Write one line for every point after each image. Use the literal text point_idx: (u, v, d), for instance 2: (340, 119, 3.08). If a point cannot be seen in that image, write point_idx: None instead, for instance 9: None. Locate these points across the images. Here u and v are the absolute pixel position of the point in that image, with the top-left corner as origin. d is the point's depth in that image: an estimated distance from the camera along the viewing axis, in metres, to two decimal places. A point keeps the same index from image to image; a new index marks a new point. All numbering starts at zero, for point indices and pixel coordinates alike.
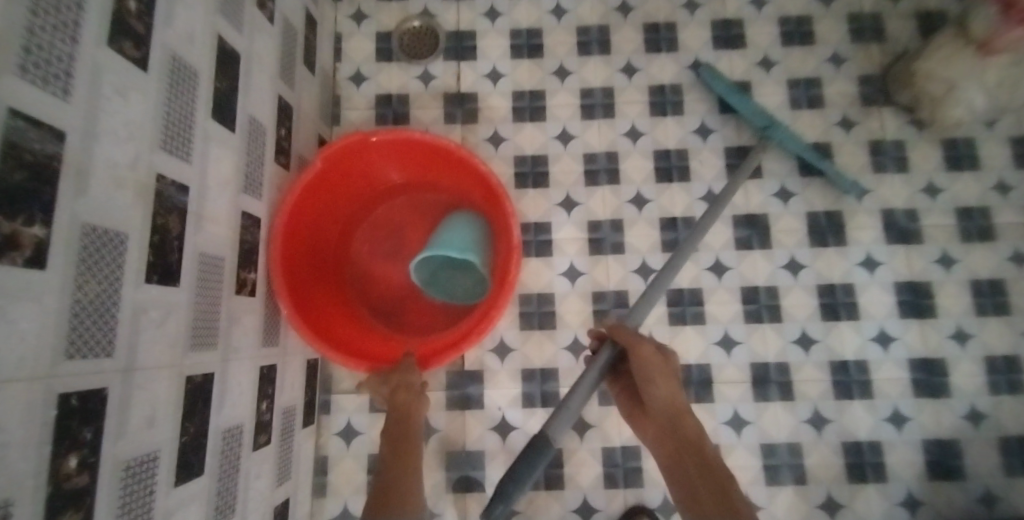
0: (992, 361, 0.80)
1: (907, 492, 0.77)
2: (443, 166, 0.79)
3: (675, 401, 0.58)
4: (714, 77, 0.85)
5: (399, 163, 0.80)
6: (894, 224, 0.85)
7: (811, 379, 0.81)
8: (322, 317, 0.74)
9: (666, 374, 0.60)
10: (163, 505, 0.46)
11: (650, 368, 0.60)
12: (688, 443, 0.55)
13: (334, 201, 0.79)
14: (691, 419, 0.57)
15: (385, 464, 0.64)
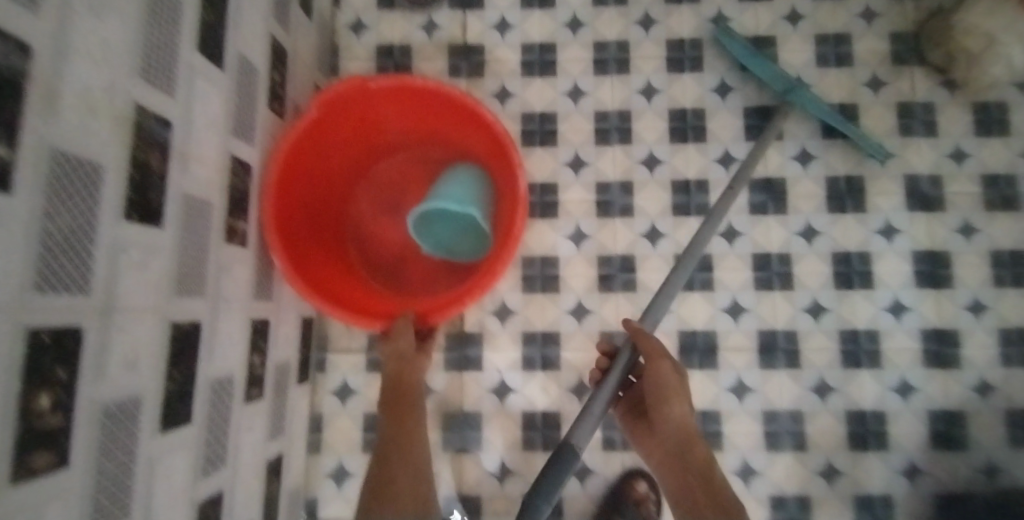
0: (1006, 333, 0.78)
1: (909, 461, 0.76)
2: (445, 117, 0.76)
3: (687, 425, 0.61)
4: (729, 38, 0.80)
5: (397, 114, 0.76)
6: (915, 191, 0.82)
7: (819, 347, 0.78)
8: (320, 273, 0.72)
9: (681, 394, 0.63)
10: (149, 451, 0.45)
11: (667, 387, 0.63)
12: (700, 472, 0.59)
13: (331, 153, 0.75)
14: (701, 446, 0.61)
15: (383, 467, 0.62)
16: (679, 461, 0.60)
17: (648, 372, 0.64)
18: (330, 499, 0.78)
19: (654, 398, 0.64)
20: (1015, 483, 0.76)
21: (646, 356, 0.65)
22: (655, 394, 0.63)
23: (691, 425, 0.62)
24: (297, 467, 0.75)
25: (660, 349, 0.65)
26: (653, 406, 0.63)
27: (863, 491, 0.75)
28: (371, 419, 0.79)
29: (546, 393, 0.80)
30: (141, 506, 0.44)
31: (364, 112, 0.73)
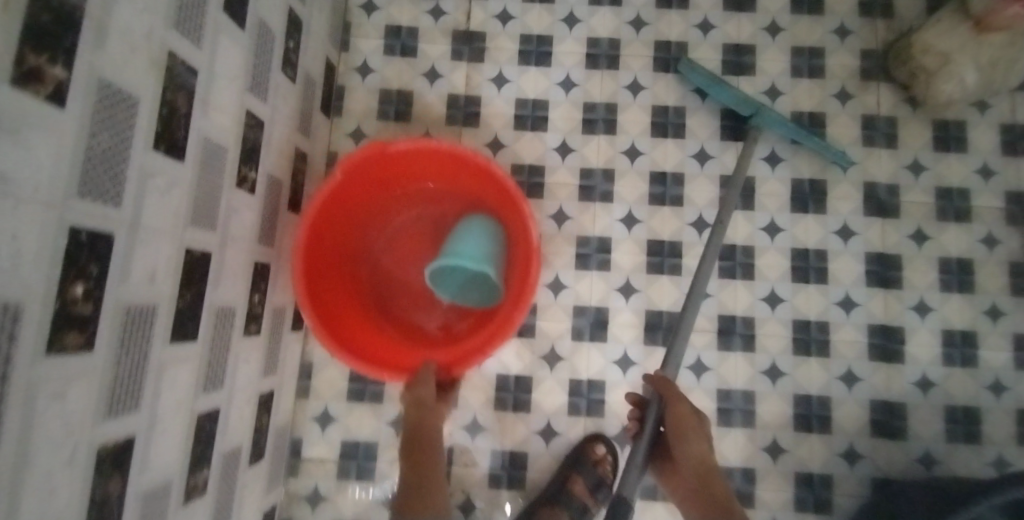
0: (949, 334, 0.84)
1: (849, 445, 0.82)
2: (461, 170, 0.82)
3: (704, 460, 0.70)
4: (693, 70, 0.84)
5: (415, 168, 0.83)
6: (874, 197, 0.88)
7: (773, 334, 0.85)
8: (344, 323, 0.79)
9: (699, 435, 0.71)
10: (159, 357, 0.51)
11: (686, 428, 0.71)
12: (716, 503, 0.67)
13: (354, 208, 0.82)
14: (715, 479, 0.69)
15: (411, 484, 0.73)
16: (701, 497, 0.68)
17: (669, 414, 0.72)
18: (313, 442, 0.83)
19: (675, 438, 0.71)
20: (947, 472, 0.82)
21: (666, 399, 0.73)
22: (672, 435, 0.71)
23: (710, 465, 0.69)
24: (286, 409, 0.81)
25: (679, 394, 0.72)
26: (673, 444, 0.71)
27: (804, 469, 0.81)
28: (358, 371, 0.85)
29: (520, 359, 0.86)
30: (149, 404, 0.50)
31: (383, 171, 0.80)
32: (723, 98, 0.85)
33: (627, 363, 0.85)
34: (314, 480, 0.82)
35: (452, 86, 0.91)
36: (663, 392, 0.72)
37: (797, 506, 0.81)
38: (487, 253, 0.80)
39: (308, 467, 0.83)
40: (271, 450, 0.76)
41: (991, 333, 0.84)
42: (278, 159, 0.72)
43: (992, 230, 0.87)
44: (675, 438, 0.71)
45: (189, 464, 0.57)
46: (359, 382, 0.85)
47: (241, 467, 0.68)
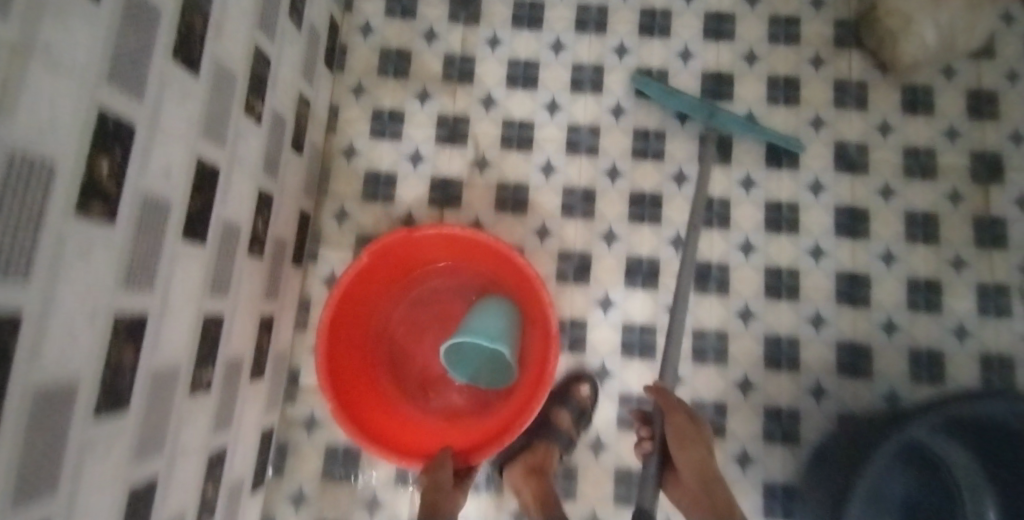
0: (913, 282, 0.89)
1: (816, 382, 0.87)
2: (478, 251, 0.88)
3: (705, 466, 0.72)
4: (647, 84, 0.89)
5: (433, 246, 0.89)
6: (844, 154, 0.93)
7: (746, 279, 0.90)
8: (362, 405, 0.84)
9: (699, 437, 0.74)
10: (171, 252, 0.55)
11: (685, 435, 0.74)
12: (720, 505, 0.69)
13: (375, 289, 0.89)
14: (719, 484, 0.71)
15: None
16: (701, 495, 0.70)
17: (666, 424, 0.75)
18: (311, 371, 0.89)
19: (675, 446, 0.74)
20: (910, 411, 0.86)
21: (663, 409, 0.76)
22: (672, 439, 0.75)
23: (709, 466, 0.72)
24: (286, 338, 0.86)
25: (675, 403, 0.76)
26: (675, 451, 0.74)
27: (773, 404, 0.86)
28: None
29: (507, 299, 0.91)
30: (161, 290, 0.55)
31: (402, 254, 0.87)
32: (679, 106, 0.89)
33: (608, 305, 0.90)
34: (311, 406, 0.88)
35: (449, 47, 0.97)
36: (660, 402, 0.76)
37: (766, 437, 0.86)
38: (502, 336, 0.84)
39: (304, 395, 0.88)
40: (270, 372, 0.82)
41: (955, 282, 0.89)
42: (284, 98, 0.78)
43: (958, 186, 0.92)
44: (676, 444, 0.74)
45: (196, 360, 0.61)
46: None
47: (243, 380, 0.73)
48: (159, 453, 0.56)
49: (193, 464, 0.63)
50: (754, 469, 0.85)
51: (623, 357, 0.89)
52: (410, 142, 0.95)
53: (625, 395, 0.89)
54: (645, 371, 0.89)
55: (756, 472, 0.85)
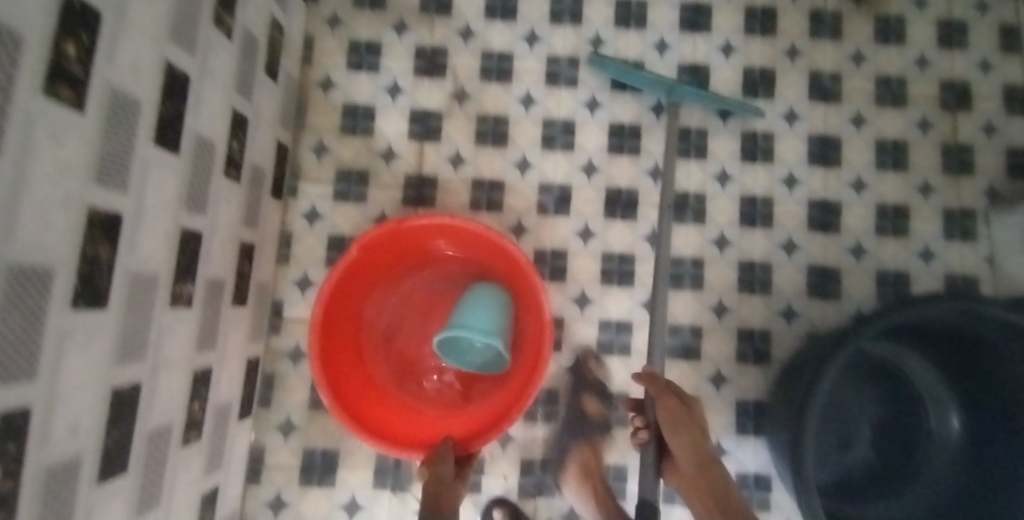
0: (882, 208, 0.92)
1: (787, 305, 0.91)
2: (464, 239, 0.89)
3: (701, 449, 0.70)
4: (603, 62, 0.86)
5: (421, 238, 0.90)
6: (819, 84, 0.94)
7: (722, 208, 0.92)
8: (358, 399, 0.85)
9: (695, 424, 0.72)
10: (144, 154, 0.52)
11: (678, 417, 0.73)
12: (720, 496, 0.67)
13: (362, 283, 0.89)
14: (715, 470, 0.69)
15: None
16: (707, 489, 0.68)
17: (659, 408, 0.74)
18: (294, 304, 0.89)
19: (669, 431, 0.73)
20: None
21: (654, 394, 0.75)
22: (670, 430, 0.73)
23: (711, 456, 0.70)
24: (268, 270, 0.86)
25: (665, 387, 0.75)
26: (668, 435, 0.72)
27: (746, 326, 0.91)
28: (334, 241, 0.91)
29: None
30: (135, 191, 0.52)
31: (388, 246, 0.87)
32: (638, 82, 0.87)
33: (588, 235, 0.92)
34: (295, 338, 0.89)
35: None
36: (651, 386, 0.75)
37: (738, 357, 0.90)
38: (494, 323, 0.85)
39: (289, 327, 0.89)
40: (253, 302, 0.82)
41: (922, 207, 0.92)
42: (255, 18, 0.75)
43: (926, 114, 0.94)
44: (669, 428, 0.72)
45: (174, 272, 0.60)
46: (336, 250, 0.90)
47: (224, 304, 0.73)
48: (140, 358, 0.54)
49: (178, 375, 0.62)
50: (727, 388, 0.90)
51: (603, 285, 0.91)
52: (387, 75, 0.93)
53: (604, 321, 0.91)
54: (624, 298, 0.91)
55: (729, 391, 0.90)
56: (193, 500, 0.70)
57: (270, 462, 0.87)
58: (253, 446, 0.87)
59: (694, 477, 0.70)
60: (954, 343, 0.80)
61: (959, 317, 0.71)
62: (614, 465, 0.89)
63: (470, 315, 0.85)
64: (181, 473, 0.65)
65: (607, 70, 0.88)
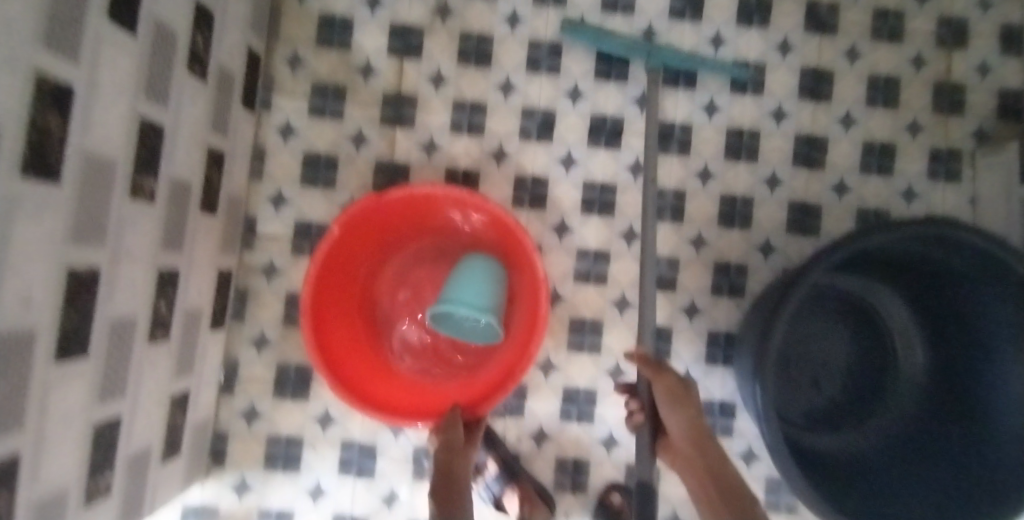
0: (869, 145, 0.91)
1: (765, 240, 0.91)
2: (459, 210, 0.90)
3: (697, 426, 0.74)
4: (577, 30, 0.86)
5: (411, 212, 0.93)
6: (816, 14, 0.91)
7: (707, 140, 0.91)
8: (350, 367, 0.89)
9: (689, 405, 0.75)
10: (96, 28, 0.50)
11: (674, 397, 0.75)
12: (716, 474, 0.71)
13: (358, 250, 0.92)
14: (710, 445, 0.73)
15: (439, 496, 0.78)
16: (699, 464, 0.72)
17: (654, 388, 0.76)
18: (268, 220, 0.88)
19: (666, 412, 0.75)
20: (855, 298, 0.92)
21: (649, 375, 0.76)
22: (666, 413, 0.75)
23: (704, 431, 0.74)
24: (239, 183, 0.85)
25: (660, 367, 0.76)
26: (665, 414, 0.75)
27: (722, 260, 0.91)
28: (310, 158, 0.89)
29: (468, 153, 0.90)
30: (88, 66, 0.50)
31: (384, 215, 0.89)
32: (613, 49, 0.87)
33: (570, 163, 0.90)
34: (269, 255, 0.88)
35: None
36: (646, 367, 0.76)
37: (713, 290, 0.91)
38: (484, 296, 0.88)
39: (262, 243, 0.88)
40: (224, 212, 0.81)
41: (909, 146, 0.91)
42: None
43: (923, 50, 0.91)
44: (665, 408, 0.75)
45: (135, 165, 0.60)
46: (311, 167, 0.89)
47: (191, 210, 0.72)
48: (99, 242, 0.55)
49: (142, 271, 0.63)
50: (700, 319, 0.91)
51: (582, 214, 0.90)
52: None
53: (582, 251, 0.91)
54: (603, 228, 0.91)
55: (701, 323, 0.91)
56: (162, 399, 0.72)
57: (244, 374, 0.88)
58: (227, 358, 0.88)
59: (687, 453, 0.74)
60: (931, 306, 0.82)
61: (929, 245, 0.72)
62: (583, 391, 0.91)
63: (461, 286, 0.88)
64: (148, 370, 0.67)
65: (581, 38, 0.88)
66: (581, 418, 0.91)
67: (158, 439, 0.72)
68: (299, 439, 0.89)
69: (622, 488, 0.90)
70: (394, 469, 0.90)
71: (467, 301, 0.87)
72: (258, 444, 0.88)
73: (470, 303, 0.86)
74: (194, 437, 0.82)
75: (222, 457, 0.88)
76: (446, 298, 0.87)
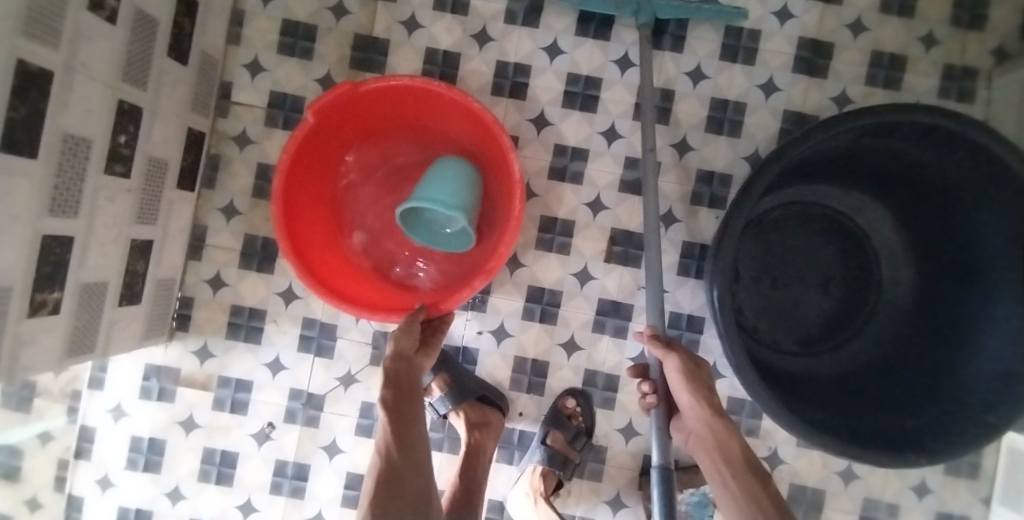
0: (877, 56, 0.85)
1: (754, 149, 0.86)
2: (436, 108, 0.82)
3: (712, 404, 0.70)
4: None
5: (388, 113, 0.84)
6: None
7: (703, 38, 0.85)
8: (328, 273, 0.81)
9: (701, 381, 0.71)
10: None
11: (691, 374, 0.71)
12: (734, 459, 0.68)
13: (331, 154, 0.84)
14: (736, 440, 0.69)
15: (399, 417, 0.69)
16: (712, 443, 0.69)
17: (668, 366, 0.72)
18: (243, 88, 0.87)
19: (681, 390, 0.71)
20: (863, 226, 0.85)
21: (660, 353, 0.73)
22: (678, 389, 0.71)
23: (721, 411, 0.70)
24: (213, 43, 0.84)
25: (674, 348, 0.73)
26: (680, 392, 0.71)
27: (707, 167, 0.86)
28: (288, 27, 0.87)
29: (450, 35, 0.87)
30: None
31: (361, 112, 0.81)
32: (602, 9, 0.81)
33: (555, 52, 0.86)
34: (243, 124, 0.88)
35: None
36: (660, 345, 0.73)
37: (693, 198, 0.87)
38: (464, 198, 0.79)
39: (236, 110, 0.88)
40: (195, 67, 0.81)
41: (921, 60, 0.84)
42: None
43: None
44: (683, 384, 0.71)
45: None
46: (290, 36, 0.87)
47: (157, 50, 0.72)
48: (55, 45, 0.56)
49: (99, 93, 0.64)
50: (677, 227, 0.87)
51: (564, 107, 0.87)
52: None
53: (559, 146, 0.87)
54: (584, 123, 0.87)
55: (677, 231, 0.87)
56: (120, 238, 0.73)
57: (211, 241, 0.89)
58: (195, 224, 0.89)
59: (699, 430, 0.70)
60: (928, 220, 0.78)
61: (924, 140, 0.69)
62: (549, 290, 0.89)
63: (433, 186, 0.79)
64: (104, 201, 0.68)
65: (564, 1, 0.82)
66: (544, 319, 0.89)
67: (115, 277, 0.74)
68: (262, 311, 0.89)
69: (580, 394, 0.88)
70: (353, 351, 0.90)
71: (444, 202, 0.78)
72: (221, 312, 0.89)
73: (440, 203, 0.76)
74: (156, 291, 0.84)
75: (187, 321, 0.89)
76: (420, 196, 0.79)
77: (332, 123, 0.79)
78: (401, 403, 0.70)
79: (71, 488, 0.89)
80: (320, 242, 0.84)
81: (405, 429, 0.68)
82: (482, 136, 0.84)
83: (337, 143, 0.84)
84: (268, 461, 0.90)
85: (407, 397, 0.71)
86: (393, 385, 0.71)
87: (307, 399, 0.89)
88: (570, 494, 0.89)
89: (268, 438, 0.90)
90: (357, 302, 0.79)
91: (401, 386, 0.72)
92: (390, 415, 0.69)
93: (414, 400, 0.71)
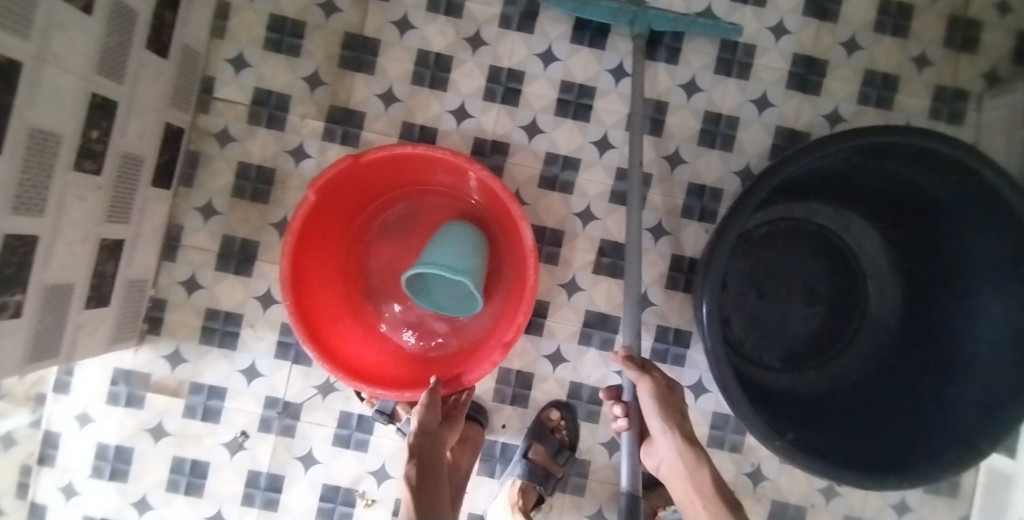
0: (870, 75, 0.85)
1: (745, 164, 0.85)
2: (445, 169, 0.79)
3: (683, 431, 0.68)
4: None
5: (395, 173, 0.80)
6: None
7: (698, 51, 0.85)
8: (332, 332, 0.79)
9: (674, 406, 0.70)
10: None
11: (662, 397, 0.70)
12: (703, 490, 0.66)
13: (339, 211, 0.80)
14: (705, 469, 0.67)
15: (420, 494, 0.66)
16: (685, 474, 0.67)
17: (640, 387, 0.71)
18: (225, 83, 0.84)
19: (651, 411, 0.70)
20: (855, 244, 0.85)
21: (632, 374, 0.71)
22: (650, 414, 0.70)
23: (692, 437, 0.69)
24: (195, 36, 0.81)
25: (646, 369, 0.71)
26: (650, 414, 0.70)
27: (698, 180, 0.86)
28: (275, 23, 0.84)
29: (443, 37, 0.85)
30: None
31: (368, 174, 0.77)
32: (599, 17, 0.79)
33: (549, 59, 0.85)
34: (224, 120, 0.85)
35: None
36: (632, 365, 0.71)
37: (684, 211, 0.86)
38: (468, 263, 0.76)
39: (218, 106, 0.85)
40: (176, 61, 0.78)
41: (913, 80, 0.85)
42: None
43: None
44: (653, 409, 0.69)
45: None
46: (277, 32, 0.84)
47: (136, 42, 0.69)
48: (26, 35, 0.53)
49: (71, 85, 0.60)
50: (666, 240, 0.86)
51: (556, 116, 0.85)
52: None
53: (550, 154, 0.86)
54: (577, 132, 0.86)
55: (665, 245, 0.86)
56: (90, 237, 0.70)
57: (188, 240, 0.85)
58: (171, 223, 0.85)
59: (670, 457, 0.68)
60: (921, 247, 0.78)
61: (923, 167, 0.69)
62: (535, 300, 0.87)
63: (441, 253, 0.76)
64: (73, 198, 0.65)
65: (561, 7, 0.80)
66: (530, 330, 0.87)
67: (83, 278, 0.71)
68: (238, 316, 0.86)
69: (564, 407, 0.86)
70: None
71: (451, 270, 0.75)
72: (195, 315, 0.86)
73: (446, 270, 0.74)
74: (126, 293, 0.80)
75: (159, 323, 0.86)
76: (426, 261, 0.76)
77: (339, 187, 0.75)
78: (425, 481, 0.67)
79: (34, 495, 0.85)
80: (324, 295, 0.81)
81: (428, 509, 0.65)
82: (490, 198, 0.80)
83: (345, 201, 0.80)
84: (240, 471, 0.86)
85: (432, 478, 0.68)
86: (419, 462, 0.68)
87: (282, 407, 0.86)
88: (551, 509, 0.87)
89: (241, 447, 0.86)
90: (365, 375, 0.77)
91: (423, 464, 0.68)
92: (414, 494, 0.66)
93: (438, 477, 0.68)
